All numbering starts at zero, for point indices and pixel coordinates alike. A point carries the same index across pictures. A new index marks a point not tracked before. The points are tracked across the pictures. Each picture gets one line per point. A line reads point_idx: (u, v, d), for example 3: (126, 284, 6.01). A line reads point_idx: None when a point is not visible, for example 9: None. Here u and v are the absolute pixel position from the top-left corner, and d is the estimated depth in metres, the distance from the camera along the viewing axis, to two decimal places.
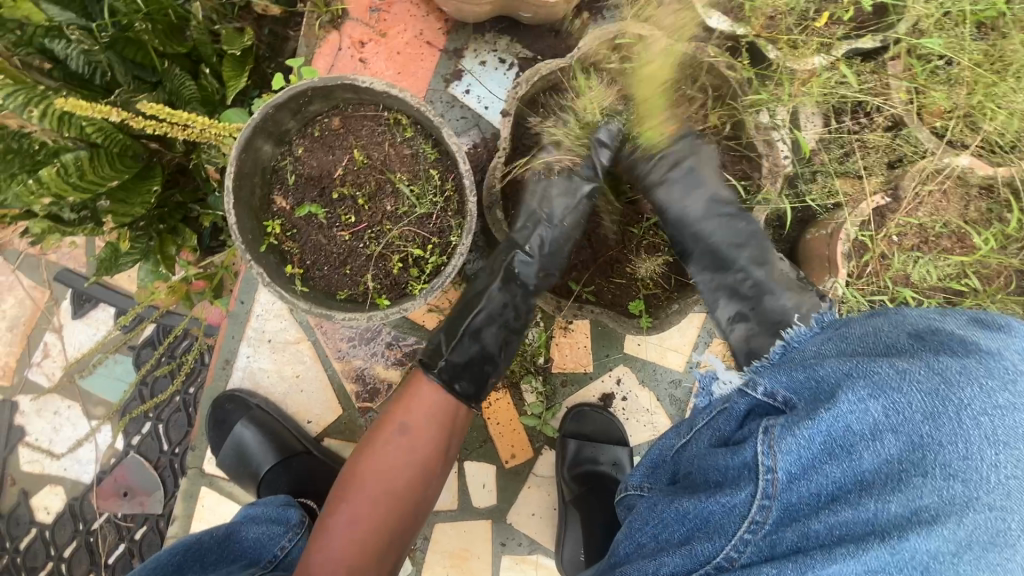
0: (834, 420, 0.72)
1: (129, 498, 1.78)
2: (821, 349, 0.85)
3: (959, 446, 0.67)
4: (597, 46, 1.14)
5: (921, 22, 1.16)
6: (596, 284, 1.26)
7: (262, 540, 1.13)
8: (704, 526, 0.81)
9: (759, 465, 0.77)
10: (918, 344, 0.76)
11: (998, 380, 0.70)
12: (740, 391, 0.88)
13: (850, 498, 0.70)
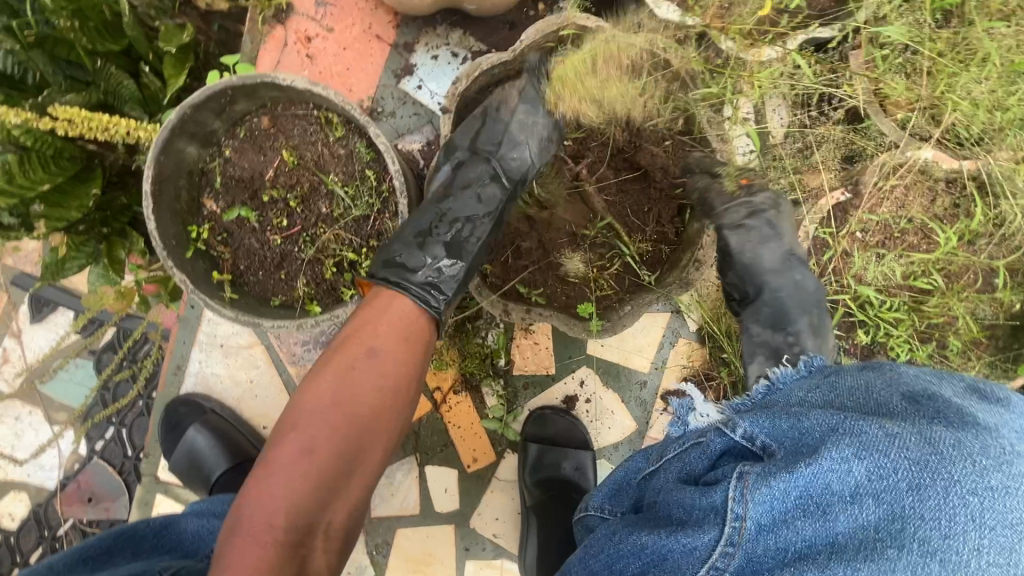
0: (812, 475, 0.66)
1: (93, 504, 1.76)
2: (806, 396, 0.82)
3: (941, 523, 0.61)
4: (541, 36, 1.08)
5: (882, 10, 1.12)
6: (548, 287, 1.21)
7: (202, 534, 1.05)
8: (660, 562, 0.76)
9: (728, 509, 0.70)
10: (912, 407, 0.71)
11: (992, 458, 0.65)
12: (717, 429, 0.84)
13: (818, 560, 0.63)
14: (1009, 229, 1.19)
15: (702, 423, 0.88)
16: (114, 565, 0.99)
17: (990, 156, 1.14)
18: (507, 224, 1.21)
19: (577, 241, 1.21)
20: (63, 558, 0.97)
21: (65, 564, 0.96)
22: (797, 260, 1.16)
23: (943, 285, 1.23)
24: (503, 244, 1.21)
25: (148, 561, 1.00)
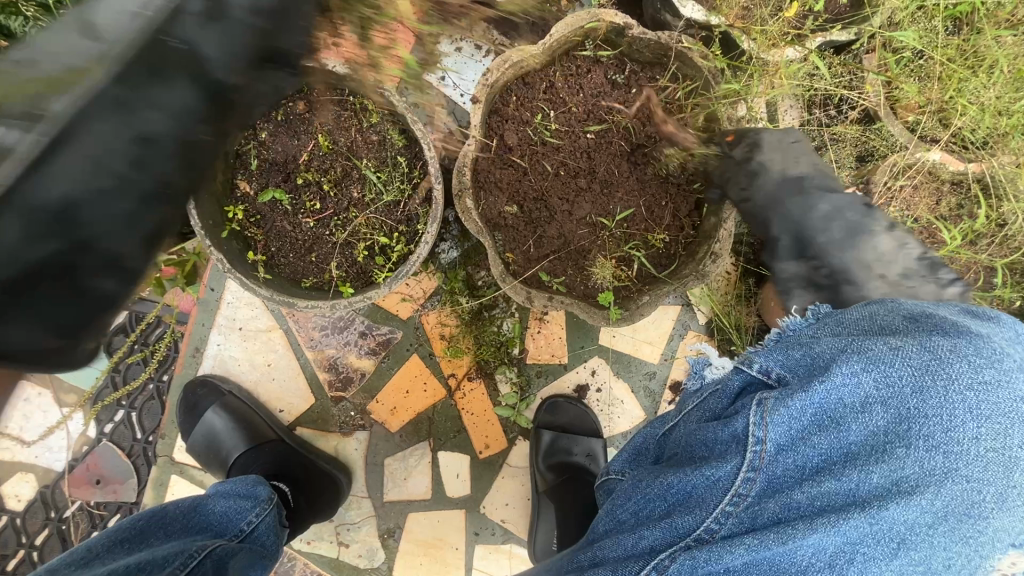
0: (827, 393, 0.77)
1: (101, 486, 1.76)
2: (815, 331, 0.90)
3: (942, 419, 0.73)
4: (569, 32, 1.12)
5: (896, 16, 1.16)
6: (569, 276, 1.24)
7: (229, 514, 1.11)
8: (686, 499, 0.85)
9: (748, 437, 0.82)
10: (912, 325, 0.81)
11: (986, 357, 0.76)
12: (735, 367, 0.92)
13: (834, 470, 0.76)
14: (1010, 230, 1.24)
15: (719, 374, 1.04)
16: (148, 546, 1.01)
17: (993, 160, 1.19)
18: (530, 215, 1.23)
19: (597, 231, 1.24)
20: (97, 540, 0.99)
21: (101, 545, 0.98)
22: None
23: None
24: (526, 232, 1.23)
25: (183, 540, 1.03)
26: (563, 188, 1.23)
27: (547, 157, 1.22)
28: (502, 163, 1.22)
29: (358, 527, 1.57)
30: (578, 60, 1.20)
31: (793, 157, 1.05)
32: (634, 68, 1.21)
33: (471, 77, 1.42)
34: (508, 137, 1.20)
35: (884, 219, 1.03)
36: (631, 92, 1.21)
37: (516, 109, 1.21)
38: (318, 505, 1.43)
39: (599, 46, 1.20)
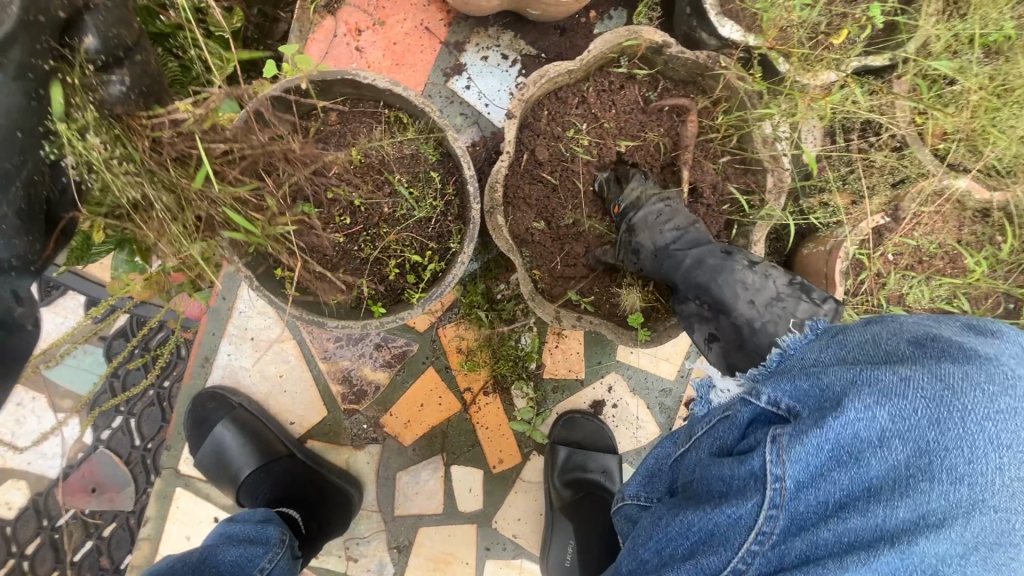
0: (842, 428, 0.68)
1: (95, 495, 1.61)
2: (819, 356, 0.80)
3: (964, 450, 0.66)
4: (608, 48, 1.11)
5: (931, 43, 1.16)
6: (597, 295, 1.22)
7: (241, 563, 1.05)
8: (709, 538, 0.75)
9: (767, 474, 0.71)
10: (919, 350, 0.72)
11: (1000, 384, 0.68)
12: (743, 398, 0.83)
13: (858, 505, 0.67)
14: None
15: (723, 399, 0.93)
16: None
17: (1019, 189, 1.20)
18: (557, 232, 1.20)
19: None
20: None
21: None
22: (833, 281, 1.19)
23: (968, 308, 1.29)
24: (553, 249, 1.21)
25: None
26: (592, 206, 1.21)
27: (578, 173, 1.19)
28: (532, 178, 1.19)
29: (367, 541, 1.53)
30: (611, 76, 1.18)
31: (670, 211, 1.13)
32: (668, 85, 1.19)
33: (496, 87, 1.36)
34: (540, 152, 1.17)
35: (749, 257, 1.11)
36: (664, 110, 1.19)
37: (547, 124, 1.18)
38: (330, 523, 1.40)
39: (634, 63, 1.18)
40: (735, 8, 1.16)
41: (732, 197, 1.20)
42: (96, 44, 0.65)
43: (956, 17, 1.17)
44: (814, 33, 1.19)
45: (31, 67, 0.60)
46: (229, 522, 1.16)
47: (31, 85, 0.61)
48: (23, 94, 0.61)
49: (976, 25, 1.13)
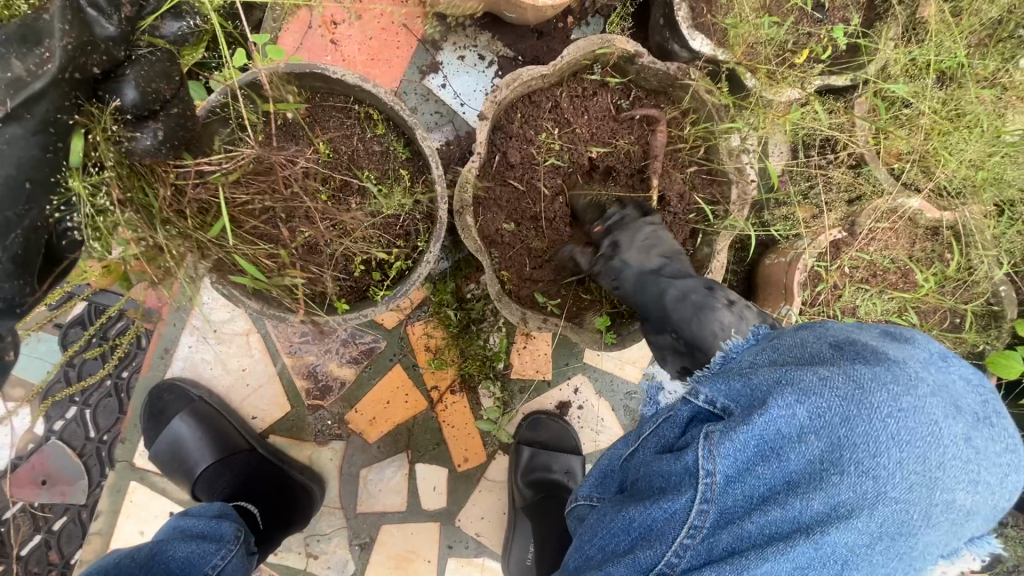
0: (764, 425, 0.67)
1: (44, 487, 1.46)
2: (754, 359, 0.79)
3: (871, 446, 0.63)
4: (582, 55, 1.12)
5: (890, 66, 1.20)
6: (564, 299, 1.23)
7: (192, 560, 1.03)
8: (647, 533, 0.74)
9: (699, 469, 0.70)
10: (838, 352, 0.70)
11: (904, 383, 0.64)
12: (684, 397, 0.83)
13: (778, 499, 0.66)
14: (976, 277, 1.30)
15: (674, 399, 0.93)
16: None
17: (966, 210, 1.26)
18: (527, 234, 1.21)
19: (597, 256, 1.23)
20: None
21: None
22: (791, 290, 1.22)
23: (917, 322, 1.34)
24: (522, 251, 1.21)
25: None
26: (562, 210, 1.22)
27: (549, 177, 1.21)
28: (503, 180, 1.20)
29: (329, 537, 1.52)
30: (584, 83, 1.20)
31: (654, 241, 1.12)
32: (640, 94, 1.22)
33: (473, 88, 1.36)
34: (512, 155, 1.19)
35: (728, 296, 1.06)
36: (635, 118, 1.21)
37: (520, 126, 1.19)
38: (290, 520, 1.37)
39: (608, 71, 1.20)
40: (707, 22, 1.19)
41: (697, 207, 1.24)
42: (132, 98, 0.69)
43: (915, 43, 1.22)
44: (782, 51, 1.23)
45: (54, 122, 0.65)
46: (182, 519, 1.13)
47: (50, 138, 0.65)
48: (39, 147, 0.65)
49: (932, 50, 1.18)
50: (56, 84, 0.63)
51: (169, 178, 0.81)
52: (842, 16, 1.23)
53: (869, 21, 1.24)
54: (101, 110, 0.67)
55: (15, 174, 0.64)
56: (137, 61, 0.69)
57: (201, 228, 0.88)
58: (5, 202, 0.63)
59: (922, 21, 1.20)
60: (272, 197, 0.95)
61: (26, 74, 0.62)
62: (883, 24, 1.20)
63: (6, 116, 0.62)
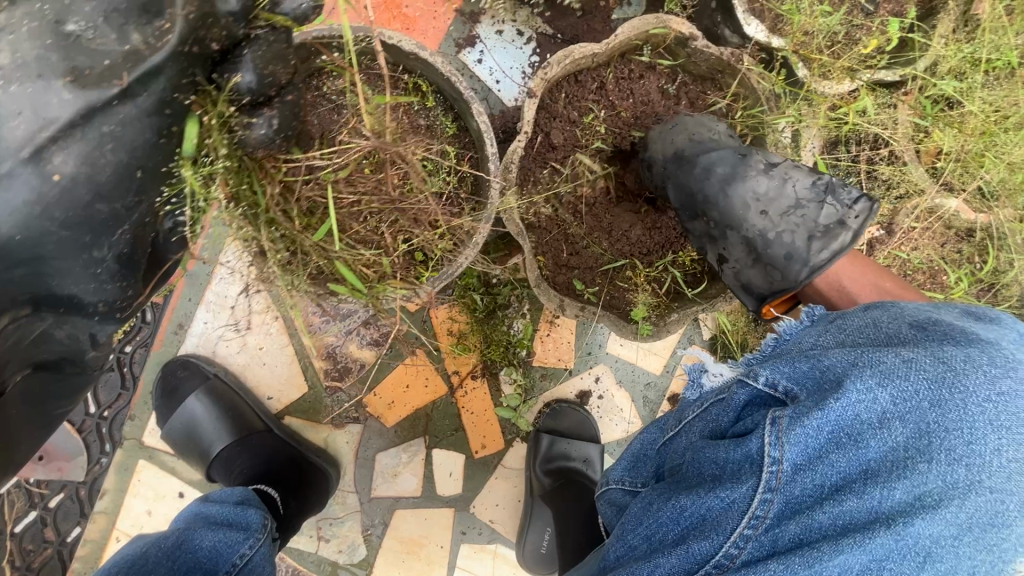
0: (842, 409, 0.65)
1: (42, 463, 1.37)
2: (819, 341, 0.77)
3: (963, 432, 0.63)
4: (635, 35, 1.08)
5: (941, 63, 1.18)
6: (599, 287, 1.21)
7: (219, 549, 1.00)
8: (700, 524, 0.71)
9: (763, 457, 0.67)
10: (920, 334, 0.71)
11: (1001, 366, 0.66)
12: (739, 380, 0.78)
13: (854, 488, 0.64)
14: (1006, 280, 1.30)
15: (716, 383, 0.84)
16: None
17: (1000, 213, 1.27)
18: (565, 221, 1.18)
19: (634, 243, 1.20)
20: None
21: None
22: None
23: None
24: (560, 236, 1.18)
25: None
26: (602, 195, 1.19)
27: (590, 161, 1.17)
28: (544, 162, 1.16)
29: (341, 521, 1.49)
30: (632, 64, 1.16)
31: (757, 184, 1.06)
32: (687, 79, 1.18)
33: (509, 64, 1.30)
34: (555, 136, 1.15)
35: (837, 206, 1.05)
36: (682, 103, 1.18)
37: (564, 106, 1.15)
38: (308, 503, 1.33)
39: (656, 53, 1.16)
40: (761, 8, 1.15)
41: None
42: (249, 80, 0.65)
43: (967, 40, 1.19)
44: (834, 41, 1.20)
45: (171, 102, 0.62)
46: (205, 506, 1.08)
47: (165, 120, 0.62)
48: (154, 131, 0.62)
49: (984, 48, 1.16)
50: (175, 58, 0.59)
51: (277, 175, 0.83)
52: (896, 9, 1.21)
53: (923, 14, 1.22)
54: (215, 91, 0.64)
55: (126, 161, 0.60)
56: (254, 38, 0.65)
57: (306, 230, 0.92)
58: (114, 192, 0.61)
59: (976, 16, 1.17)
60: (376, 199, 0.99)
61: (145, 47, 0.57)
62: (938, 17, 1.17)
63: (123, 94, 0.57)
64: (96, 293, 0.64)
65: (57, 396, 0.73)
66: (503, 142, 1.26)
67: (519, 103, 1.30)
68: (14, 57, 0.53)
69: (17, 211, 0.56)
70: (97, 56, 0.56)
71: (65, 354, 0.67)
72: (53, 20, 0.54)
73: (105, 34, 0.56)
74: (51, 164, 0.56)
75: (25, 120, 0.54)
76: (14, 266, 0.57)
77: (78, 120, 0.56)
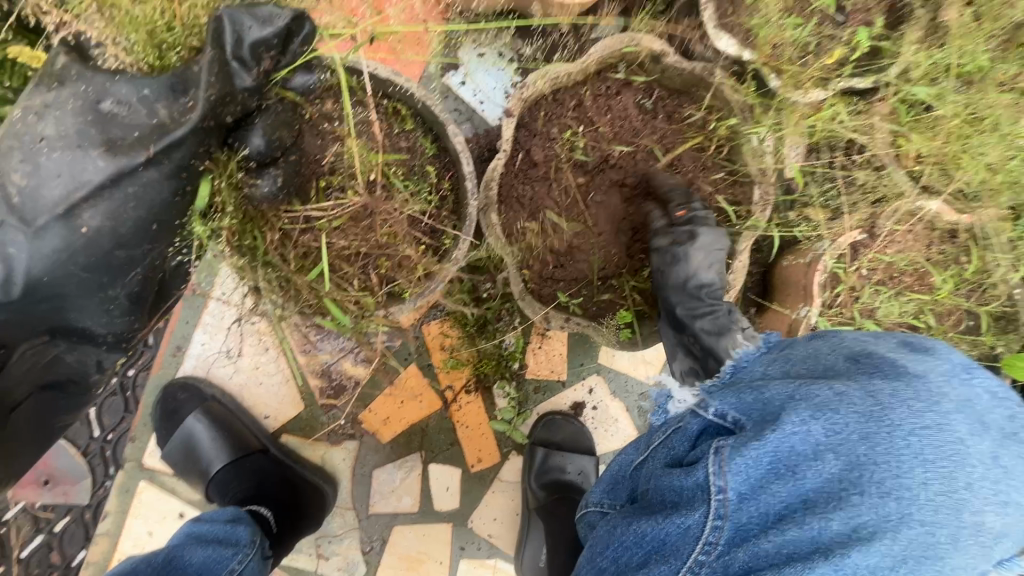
0: (777, 440, 0.65)
1: (48, 487, 1.39)
2: (767, 370, 0.81)
3: (892, 465, 0.61)
4: (609, 54, 1.13)
5: (912, 69, 1.21)
6: (585, 297, 1.24)
7: (209, 564, 1.03)
8: (661, 548, 0.73)
9: (710, 485, 0.68)
10: (853, 366, 0.72)
11: (926, 400, 0.64)
12: (692, 411, 0.81)
13: (795, 518, 0.62)
14: (993, 280, 1.30)
15: (680, 409, 0.88)
16: None
17: (984, 213, 1.25)
18: (548, 235, 1.20)
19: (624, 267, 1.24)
20: None
21: None
22: (812, 291, 1.23)
23: (932, 324, 1.34)
24: (544, 251, 1.21)
25: None
26: (586, 209, 1.21)
27: (571, 175, 1.20)
28: (526, 178, 1.20)
29: (340, 539, 1.50)
30: (608, 81, 1.19)
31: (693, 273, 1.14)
32: (663, 94, 1.21)
33: (492, 85, 1.34)
34: (535, 153, 1.19)
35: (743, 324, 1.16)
36: (659, 117, 1.21)
37: (544, 123, 1.19)
38: (303, 522, 1.36)
39: (632, 70, 1.20)
40: (732, 22, 1.19)
41: (719, 207, 1.23)
42: (256, 146, 0.78)
43: (936, 47, 1.21)
44: (805, 52, 1.23)
45: (186, 167, 0.72)
46: (196, 522, 1.10)
47: (180, 182, 0.73)
48: (171, 191, 0.73)
49: (954, 53, 1.18)
50: (195, 132, 0.70)
51: (277, 223, 0.90)
52: (864, 19, 1.24)
53: (893, 23, 1.25)
54: (230, 155, 0.77)
55: (144, 217, 0.72)
56: (265, 109, 0.79)
57: (301, 270, 0.98)
58: (134, 241, 0.73)
59: (943, 24, 1.20)
60: (365, 244, 1.04)
61: (169, 120, 0.69)
62: (906, 26, 1.21)
63: (148, 160, 0.69)
64: (107, 325, 0.77)
65: (62, 409, 0.89)
66: (486, 161, 1.30)
67: (502, 123, 1.33)
68: (59, 131, 0.66)
69: (49, 258, 0.68)
70: (129, 130, 0.69)
71: (70, 375, 0.82)
72: (92, 101, 0.68)
73: (139, 111, 0.69)
74: (81, 219, 0.68)
75: (64, 181, 0.67)
76: (39, 302, 0.70)
77: (107, 182, 0.68)
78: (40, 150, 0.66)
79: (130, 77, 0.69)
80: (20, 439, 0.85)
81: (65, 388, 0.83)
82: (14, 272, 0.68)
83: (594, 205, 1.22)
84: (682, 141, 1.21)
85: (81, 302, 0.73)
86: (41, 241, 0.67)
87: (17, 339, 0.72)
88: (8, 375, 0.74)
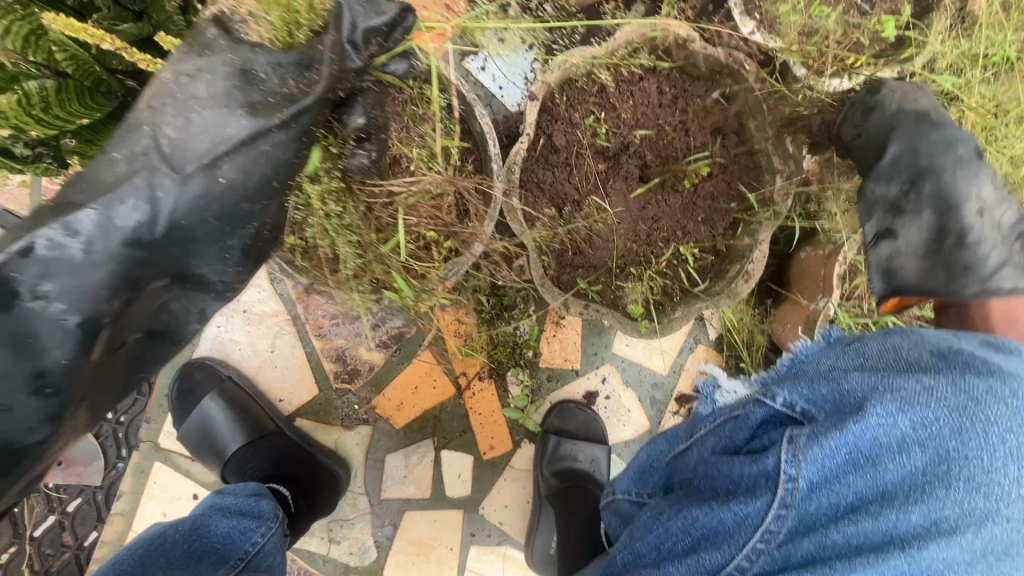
0: (860, 433, 0.66)
1: (61, 468, 1.38)
2: (836, 360, 0.79)
3: (983, 461, 0.64)
4: (635, 37, 1.10)
5: (939, 60, 1.20)
6: (603, 285, 1.24)
7: (233, 536, 1.05)
8: (712, 535, 0.74)
9: (779, 473, 0.70)
10: (942, 361, 0.71)
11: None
12: (755, 399, 0.79)
13: (870, 509, 0.66)
14: None
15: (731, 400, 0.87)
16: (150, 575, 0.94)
17: None
18: (567, 219, 1.21)
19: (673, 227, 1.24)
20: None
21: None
22: (831, 282, 1.22)
23: None
24: (564, 238, 1.22)
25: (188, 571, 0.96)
26: (607, 194, 1.22)
27: (593, 161, 1.20)
28: (547, 163, 1.20)
29: (351, 523, 1.50)
30: (633, 67, 1.18)
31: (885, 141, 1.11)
32: (686, 80, 1.20)
33: (512, 70, 1.34)
34: (557, 137, 1.18)
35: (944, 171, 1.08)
36: (681, 103, 1.20)
37: (566, 108, 1.18)
38: (318, 504, 1.38)
39: (657, 55, 1.18)
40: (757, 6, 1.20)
41: (739, 196, 1.23)
42: (359, 120, 0.82)
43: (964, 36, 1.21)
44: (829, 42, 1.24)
45: (308, 132, 0.74)
46: (217, 496, 1.12)
47: (300, 146, 0.74)
48: (292, 153, 0.74)
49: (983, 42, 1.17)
50: (320, 102, 0.72)
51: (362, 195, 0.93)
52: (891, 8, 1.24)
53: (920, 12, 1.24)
54: (338, 128, 0.82)
55: (268, 174, 0.74)
56: (366, 89, 0.82)
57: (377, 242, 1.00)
58: (256, 197, 0.75)
59: (972, 13, 1.19)
60: (436, 221, 1.05)
61: (299, 92, 0.72)
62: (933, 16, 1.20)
63: (280, 124, 0.71)
64: (220, 273, 0.77)
65: (151, 363, 0.84)
66: (506, 146, 1.30)
67: (523, 108, 1.32)
68: (210, 93, 0.68)
69: (191, 203, 0.70)
70: (268, 95, 0.70)
71: (173, 324, 0.81)
72: (239, 68, 0.69)
73: (273, 80, 0.71)
74: (220, 171, 0.71)
75: (209, 138, 0.69)
76: (171, 243, 0.72)
77: (247, 140, 0.70)
78: (192, 107, 0.68)
79: (269, 51, 0.70)
80: (114, 385, 0.81)
81: (165, 338, 0.82)
82: (158, 214, 0.69)
83: (610, 192, 1.22)
84: (703, 130, 1.21)
85: (198, 249, 0.74)
86: (187, 187, 0.70)
87: (143, 278, 0.71)
88: (131, 315, 0.74)
